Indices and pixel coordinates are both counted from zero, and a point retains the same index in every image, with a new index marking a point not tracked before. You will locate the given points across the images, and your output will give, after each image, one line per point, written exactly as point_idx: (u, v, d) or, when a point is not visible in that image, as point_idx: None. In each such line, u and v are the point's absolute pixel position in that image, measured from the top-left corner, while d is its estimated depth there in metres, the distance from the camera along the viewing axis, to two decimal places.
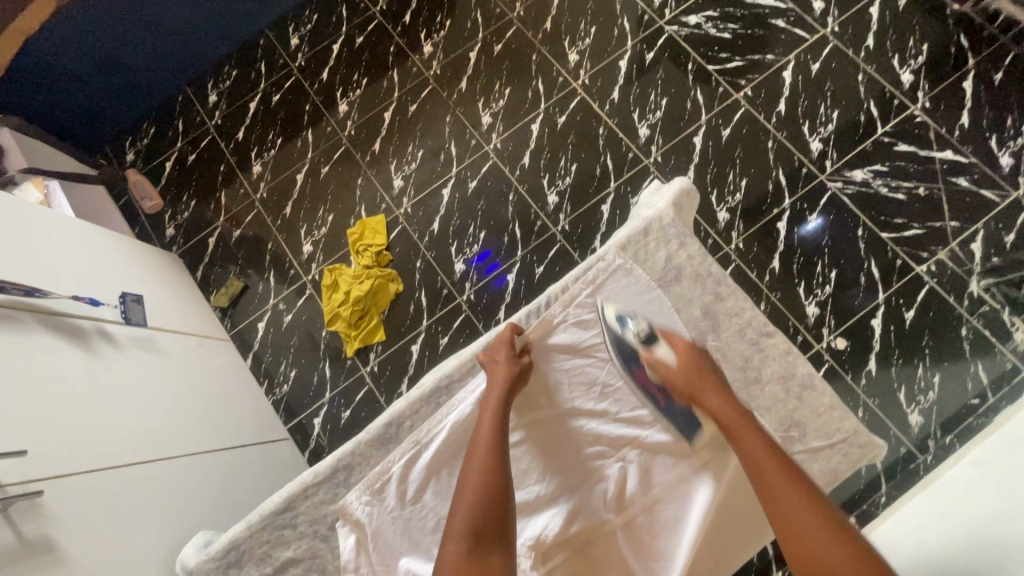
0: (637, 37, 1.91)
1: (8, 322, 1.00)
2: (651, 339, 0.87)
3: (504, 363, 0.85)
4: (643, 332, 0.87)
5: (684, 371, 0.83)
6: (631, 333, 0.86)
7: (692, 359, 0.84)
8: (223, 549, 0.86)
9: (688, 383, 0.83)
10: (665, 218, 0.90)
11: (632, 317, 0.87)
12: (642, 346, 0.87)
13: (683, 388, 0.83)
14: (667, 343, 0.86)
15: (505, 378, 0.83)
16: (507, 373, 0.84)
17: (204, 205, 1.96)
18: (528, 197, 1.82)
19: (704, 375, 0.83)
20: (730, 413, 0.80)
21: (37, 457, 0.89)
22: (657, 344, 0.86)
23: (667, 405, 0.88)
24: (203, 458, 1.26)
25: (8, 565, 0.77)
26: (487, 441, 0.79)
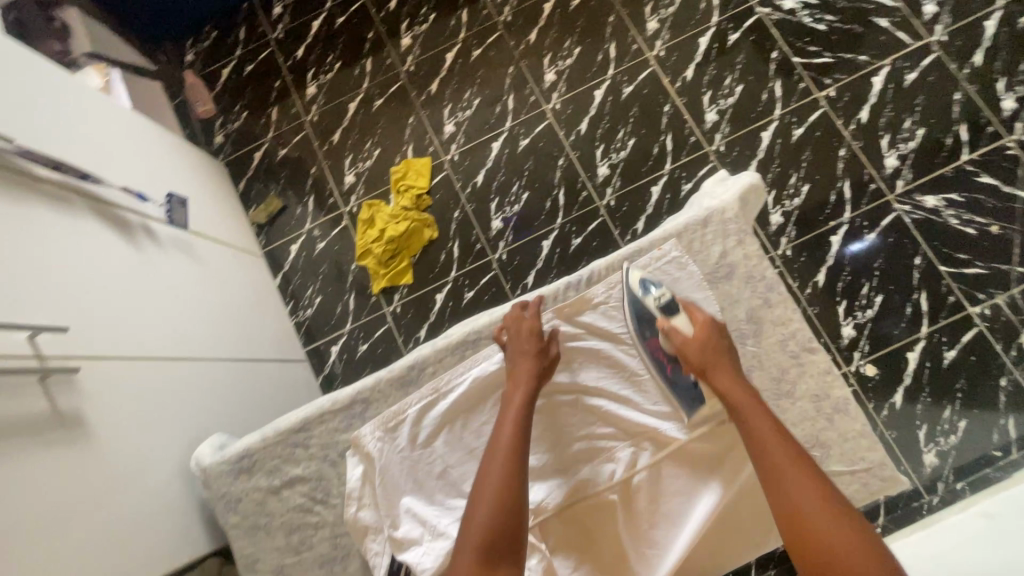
0: (724, 14, 1.80)
1: (58, 202, 1.03)
2: (671, 308, 0.85)
3: (533, 359, 0.83)
4: (665, 300, 0.85)
5: (696, 344, 0.83)
6: (652, 301, 0.85)
7: (708, 335, 0.82)
8: (237, 455, 0.88)
9: (700, 357, 0.82)
10: (728, 212, 0.86)
11: (658, 284, 0.86)
12: (660, 313, 0.85)
13: (695, 361, 0.83)
14: (686, 315, 0.85)
15: (528, 376, 0.82)
16: (533, 367, 0.82)
17: (255, 118, 1.95)
18: (578, 164, 1.76)
19: (717, 349, 0.82)
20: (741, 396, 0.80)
21: (77, 334, 0.92)
22: (675, 314, 0.85)
23: (675, 377, 0.88)
24: (227, 363, 1.30)
25: (40, 431, 0.80)
26: (510, 441, 0.78)
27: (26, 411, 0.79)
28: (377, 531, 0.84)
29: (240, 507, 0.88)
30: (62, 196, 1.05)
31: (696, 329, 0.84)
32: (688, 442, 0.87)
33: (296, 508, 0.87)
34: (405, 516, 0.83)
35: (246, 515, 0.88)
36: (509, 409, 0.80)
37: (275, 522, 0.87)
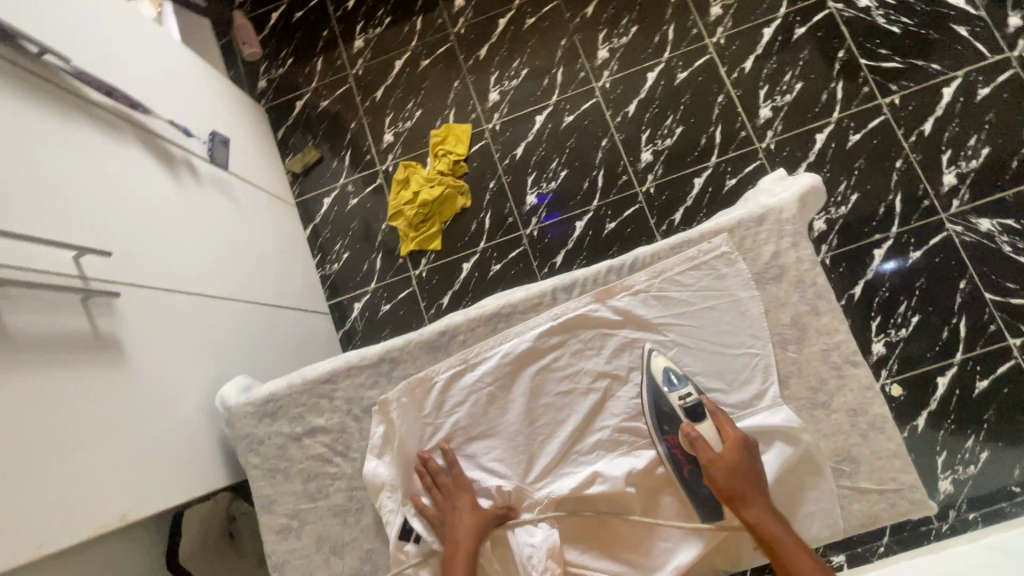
0: (793, 6, 1.72)
1: (107, 129, 1.03)
2: (697, 413, 0.78)
3: (467, 509, 0.80)
4: (689, 401, 0.79)
5: (726, 464, 0.75)
6: (676, 400, 0.79)
7: (739, 455, 0.75)
8: (263, 398, 0.90)
9: (730, 482, 0.75)
10: (785, 211, 0.82)
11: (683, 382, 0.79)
12: (686, 419, 0.78)
13: (725, 487, 0.75)
14: (713, 425, 0.78)
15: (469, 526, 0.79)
16: (470, 499, 0.81)
17: (300, 66, 1.93)
18: (622, 147, 1.72)
19: (748, 469, 0.75)
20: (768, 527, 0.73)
21: (118, 261, 0.93)
22: (702, 421, 0.78)
23: (692, 483, 0.79)
24: (255, 307, 1.31)
25: (82, 351, 0.81)
26: (463, 567, 0.77)
27: (65, 329, 0.80)
28: (393, 488, 0.84)
29: (261, 449, 0.89)
30: (112, 124, 1.05)
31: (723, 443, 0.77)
32: None
33: (315, 458, 0.88)
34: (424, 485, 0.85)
35: (267, 457, 0.89)
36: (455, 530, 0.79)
37: (294, 468, 0.88)
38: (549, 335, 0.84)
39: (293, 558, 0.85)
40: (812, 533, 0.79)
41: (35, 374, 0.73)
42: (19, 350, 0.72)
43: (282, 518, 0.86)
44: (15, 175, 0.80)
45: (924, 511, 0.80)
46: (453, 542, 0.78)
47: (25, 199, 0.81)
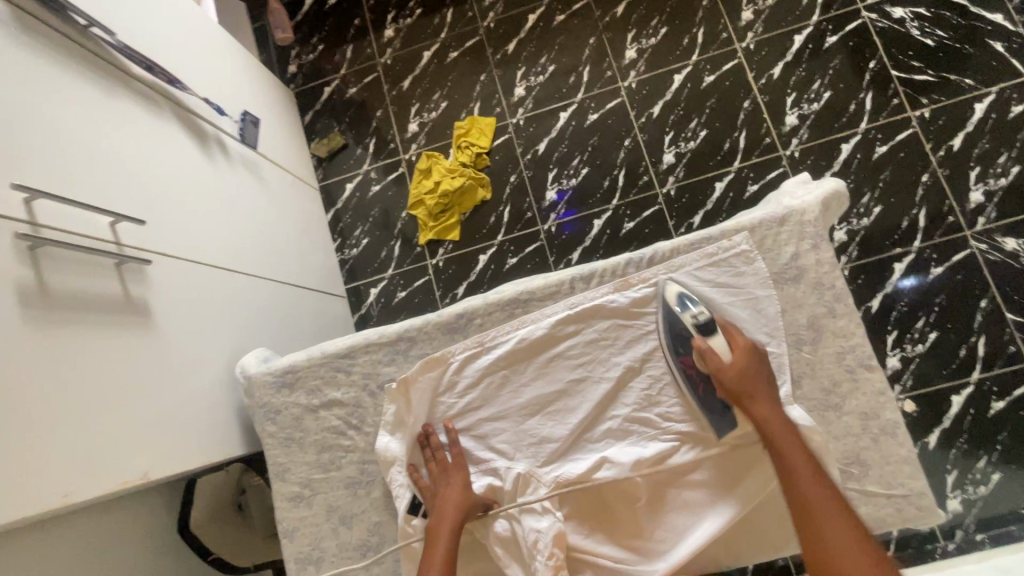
0: (826, 15, 1.71)
1: (146, 102, 1.07)
2: (709, 329, 0.81)
3: (456, 490, 0.80)
4: (703, 320, 0.81)
5: (735, 368, 0.78)
6: (689, 318, 0.80)
7: (747, 360, 0.78)
8: (282, 369, 0.92)
9: (737, 380, 0.77)
10: (808, 213, 0.82)
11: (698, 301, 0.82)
12: (697, 333, 0.81)
13: (731, 386, 0.77)
14: (724, 337, 0.81)
15: (457, 503, 0.79)
16: (461, 479, 0.82)
17: (330, 53, 1.96)
18: (644, 148, 1.72)
19: (755, 374, 0.78)
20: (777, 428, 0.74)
21: (151, 230, 0.96)
22: (713, 335, 0.81)
23: (707, 398, 0.81)
24: (275, 286, 1.33)
25: (116, 312, 0.84)
26: (447, 543, 0.76)
27: (100, 290, 0.82)
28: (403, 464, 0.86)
29: (278, 419, 0.91)
30: (149, 97, 1.08)
31: (735, 352, 0.79)
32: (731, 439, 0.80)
33: (329, 430, 0.90)
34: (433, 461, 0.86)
35: (283, 427, 0.91)
36: (444, 506, 0.79)
37: (308, 438, 0.90)
38: (564, 323, 0.86)
39: (303, 526, 0.88)
40: None
41: (70, 331, 0.75)
42: (57, 307, 0.74)
43: (295, 487, 0.88)
44: (57, 139, 0.83)
45: (931, 520, 0.79)
46: (438, 515, 0.78)
47: (68, 162, 0.84)
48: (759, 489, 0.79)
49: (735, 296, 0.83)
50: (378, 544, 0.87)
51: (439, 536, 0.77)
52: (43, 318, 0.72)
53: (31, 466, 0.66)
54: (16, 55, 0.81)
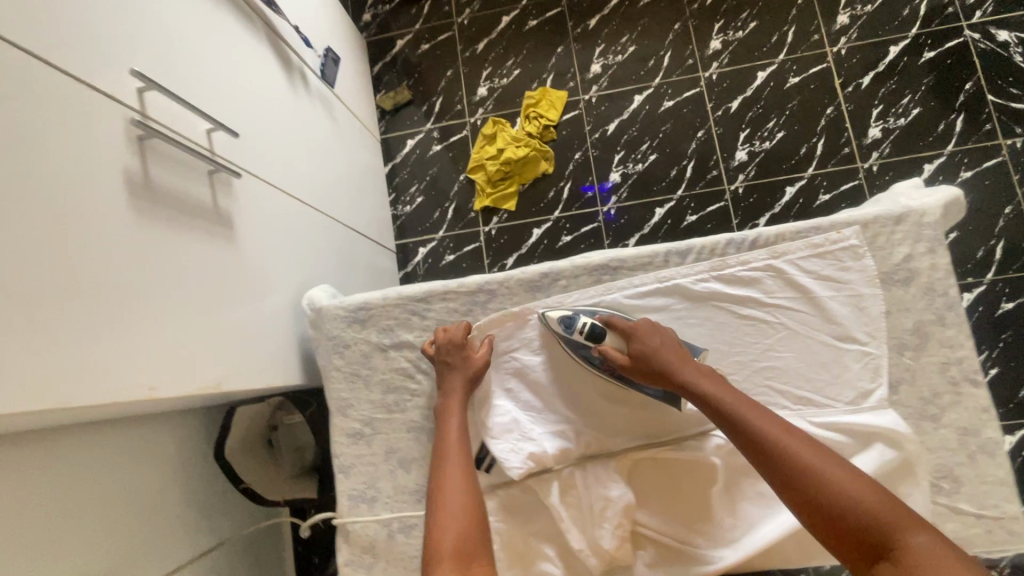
0: (926, 28, 1.64)
1: (245, 19, 1.05)
2: (598, 332, 0.81)
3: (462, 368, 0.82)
4: (590, 327, 0.81)
5: (634, 350, 0.78)
6: (578, 334, 0.81)
7: (641, 336, 0.79)
8: (355, 304, 0.91)
9: (644, 354, 0.78)
10: (927, 216, 0.78)
11: (575, 313, 0.83)
12: (592, 344, 0.81)
13: (646, 370, 0.77)
14: (612, 333, 0.81)
15: (468, 376, 0.82)
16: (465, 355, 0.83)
17: (407, 6, 1.93)
18: (717, 141, 1.68)
19: (657, 351, 0.78)
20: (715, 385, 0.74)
21: (240, 145, 0.94)
22: (604, 335, 0.81)
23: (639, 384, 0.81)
24: (337, 226, 1.32)
25: (204, 218, 0.83)
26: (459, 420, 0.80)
27: (194, 195, 0.81)
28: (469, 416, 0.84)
29: (346, 353, 0.90)
30: (248, 14, 1.07)
31: (628, 340, 0.80)
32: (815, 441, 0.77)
33: (397, 371, 0.89)
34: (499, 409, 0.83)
35: (350, 362, 0.90)
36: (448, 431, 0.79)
37: (374, 377, 0.89)
38: (652, 297, 0.84)
39: (360, 464, 0.87)
40: None
41: (166, 229, 0.75)
42: (156, 203, 0.74)
43: (356, 423, 0.87)
44: (168, 34, 0.81)
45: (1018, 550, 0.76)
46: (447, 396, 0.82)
47: (176, 60, 0.82)
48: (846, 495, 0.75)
49: (839, 291, 0.79)
50: None
51: (452, 411, 0.81)
52: (144, 211, 0.72)
53: (124, 353, 0.66)
54: None
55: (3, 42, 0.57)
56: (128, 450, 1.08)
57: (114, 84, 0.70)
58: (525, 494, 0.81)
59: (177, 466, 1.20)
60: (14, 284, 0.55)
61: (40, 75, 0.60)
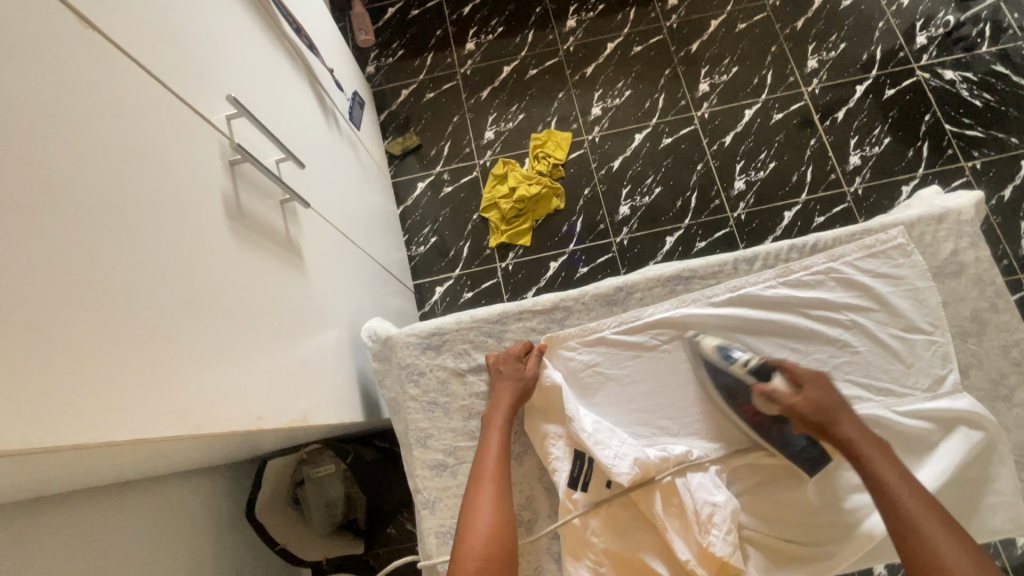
0: (884, 69, 1.86)
1: (292, 60, 1.07)
2: (764, 370, 0.83)
3: (512, 378, 0.83)
4: (753, 363, 0.83)
5: (807, 397, 0.78)
6: (743, 364, 0.83)
7: (819, 388, 0.79)
8: (428, 330, 0.89)
9: (814, 412, 0.77)
10: (965, 214, 0.86)
11: (732, 346, 0.85)
12: (756, 378, 0.83)
13: (812, 419, 0.77)
14: (783, 376, 0.83)
15: (513, 391, 0.82)
16: (517, 368, 0.84)
17: (411, 59, 2.01)
18: (716, 173, 1.79)
19: (828, 394, 0.79)
20: (829, 398, 0.78)
21: (301, 177, 0.94)
22: (772, 376, 0.82)
23: (787, 433, 0.82)
24: (372, 263, 1.31)
25: (282, 246, 0.82)
26: (500, 431, 0.80)
27: (273, 223, 0.80)
28: (558, 435, 0.82)
29: (421, 381, 0.87)
30: (294, 56, 1.09)
31: (800, 388, 0.80)
32: (900, 432, 0.81)
33: (477, 395, 0.87)
34: (585, 418, 0.82)
35: (426, 390, 0.87)
36: (489, 438, 0.80)
37: (454, 404, 0.87)
38: (725, 305, 0.86)
39: (446, 498, 0.83)
40: (992, 526, 0.79)
41: (256, 254, 0.75)
42: (247, 227, 0.73)
43: (438, 454, 0.84)
44: (243, 67, 0.83)
45: None
46: (493, 404, 0.82)
47: (251, 92, 0.83)
48: (941, 480, 0.78)
49: (899, 287, 0.85)
50: (529, 522, 0.82)
51: (493, 422, 0.81)
52: (240, 236, 0.71)
53: (234, 380, 0.65)
54: None
55: (130, 63, 0.58)
56: (167, 506, 1.01)
57: (211, 109, 0.71)
58: (628, 510, 0.79)
59: (204, 532, 1.08)
60: (147, 301, 0.53)
61: (156, 95, 0.61)
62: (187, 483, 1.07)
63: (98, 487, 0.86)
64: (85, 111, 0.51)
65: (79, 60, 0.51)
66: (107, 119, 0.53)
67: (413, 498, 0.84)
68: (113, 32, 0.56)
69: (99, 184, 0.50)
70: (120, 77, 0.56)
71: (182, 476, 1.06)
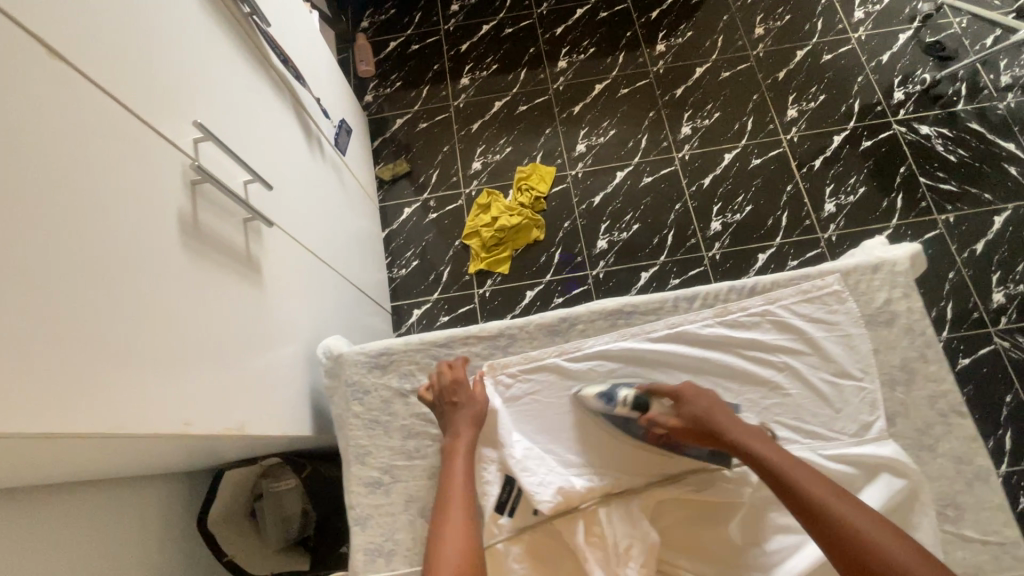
0: (862, 122, 1.91)
1: (277, 89, 1.15)
2: (642, 401, 0.84)
3: (468, 406, 0.85)
4: (631, 399, 0.84)
5: (681, 415, 0.81)
6: (623, 404, 0.83)
7: (685, 404, 0.82)
8: (376, 350, 0.92)
9: (689, 425, 0.80)
10: (899, 265, 0.89)
11: (613, 386, 0.86)
12: (638, 413, 0.84)
13: (694, 435, 0.80)
14: (657, 402, 0.85)
15: (471, 417, 0.84)
16: (468, 394, 0.86)
17: (407, 90, 2.10)
18: (693, 213, 1.84)
19: (707, 408, 0.81)
20: (730, 419, 0.79)
21: (269, 198, 0.99)
22: (649, 405, 0.84)
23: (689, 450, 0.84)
24: (344, 283, 1.35)
25: (237, 261, 0.86)
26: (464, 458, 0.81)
27: (231, 239, 0.85)
28: (490, 460, 0.85)
29: (365, 399, 0.90)
30: (280, 85, 1.16)
31: (675, 405, 0.83)
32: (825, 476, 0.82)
33: (417, 416, 0.90)
34: (518, 444, 0.85)
35: (369, 408, 0.90)
36: (453, 463, 0.81)
37: (394, 423, 0.89)
38: (663, 341, 0.89)
39: (377, 515, 0.85)
40: None
41: (208, 266, 0.79)
42: (200, 241, 0.78)
43: (374, 471, 0.86)
44: (219, 95, 0.89)
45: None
46: (451, 431, 0.83)
47: (223, 117, 0.89)
48: None
49: (833, 332, 0.87)
50: None
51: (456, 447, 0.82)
52: (191, 249, 0.75)
53: (167, 385, 0.67)
54: (205, 21, 0.89)
55: (98, 91, 0.64)
56: (119, 508, 1.03)
57: (176, 132, 0.76)
58: (552, 539, 0.81)
59: (154, 537, 1.10)
60: (85, 304, 0.57)
61: (120, 119, 0.66)
62: (141, 487, 1.09)
63: (47, 485, 0.89)
64: (39, 127, 0.55)
65: (46, 86, 0.57)
66: (65, 138, 0.58)
67: (346, 514, 0.86)
68: (78, 59, 0.62)
69: (50, 195, 0.55)
70: (78, 98, 0.61)
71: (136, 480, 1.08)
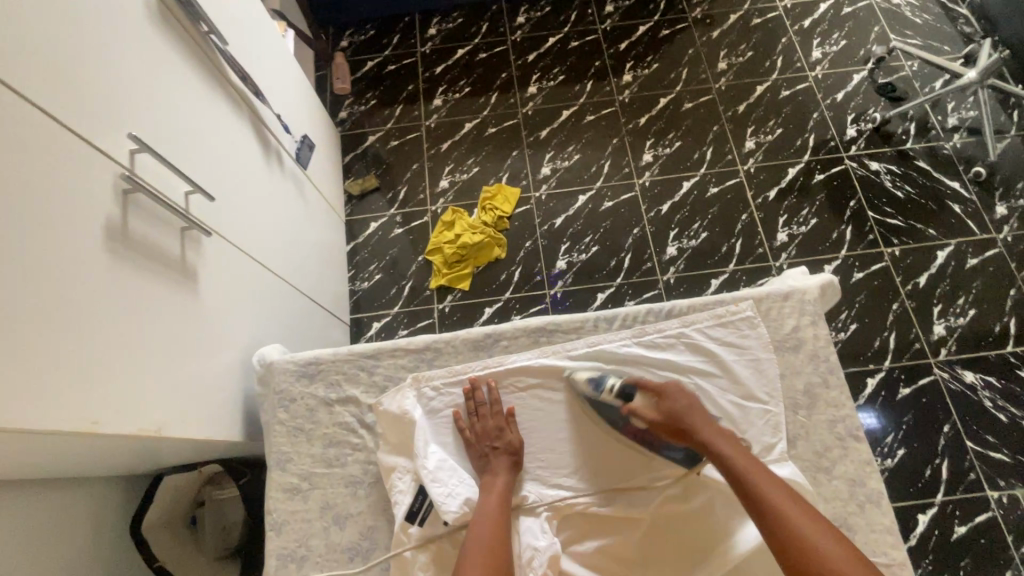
0: (815, 156, 1.99)
1: (235, 105, 1.19)
2: (628, 393, 0.90)
3: (506, 450, 0.90)
4: (619, 388, 0.90)
5: (660, 411, 0.88)
6: (608, 391, 0.90)
7: (666, 403, 0.88)
8: (305, 359, 0.96)
9: (668, 423, 0.87)
10: (807, 295, 0.97)
11: (603, 374, 0.92)
12: (620, 402, 0.90)
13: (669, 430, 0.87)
14: (643, 394, 0.90)
15: (509, 452, 0.90)
16: (498, 425, 0.92)
17: (381, 108, 2.16)
18: (650, 238, 1.89)
19: (687, 407, 0.87)
20: (706, 426, 0.86)
21: (213, 210, 1.03)
22: (634, 397, 0.90)
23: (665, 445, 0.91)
24: (295, 294, 1.38)
25: (169, 268, 0.88)
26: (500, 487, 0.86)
27: (162, 247, 0.88)
28: (404, 471, 0.89)
29: (291, 407, 0.94)
30: (238, 101, 1.21)
31: (656, 401, 0.89)
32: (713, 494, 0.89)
33: (340, 425, 0.95)
34: (431, 455, 0.89)
35: (294, 416, 0.94)
36: (489, 489, 0.86)
37: (317, 432, 0.94)
38: (582, 358, 0.95)
39: (292, 521, 0.89)
40: None
41: (136, 273, 0.81)
42: (129, 248, 0.81)
43: (293, 478, 0.91)
44: (165, 110, 0.93)
45: None
46: (485, 462, 0.89)
47: (169, 131, 0.93)
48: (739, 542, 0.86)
49: (743, 356, 0.93)
50: (366, 550, 0.88)
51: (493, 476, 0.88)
52: (118, 256, 0.78)
53: (78, 387, 0.69)
54: (156, 39, 0.94)
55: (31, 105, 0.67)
56: (54, 506, 1.04)
57: (112, 144, 0.80)
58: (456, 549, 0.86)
59: (89, 537, 1.11)
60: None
61: (52, 131, 0.70)
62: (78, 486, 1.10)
63: None
64: None
65: None
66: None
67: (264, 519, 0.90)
68: (13, 76, 0.66)
69: None
70: (7, 111, 0.64)
71: (72, 481, 1.09)
